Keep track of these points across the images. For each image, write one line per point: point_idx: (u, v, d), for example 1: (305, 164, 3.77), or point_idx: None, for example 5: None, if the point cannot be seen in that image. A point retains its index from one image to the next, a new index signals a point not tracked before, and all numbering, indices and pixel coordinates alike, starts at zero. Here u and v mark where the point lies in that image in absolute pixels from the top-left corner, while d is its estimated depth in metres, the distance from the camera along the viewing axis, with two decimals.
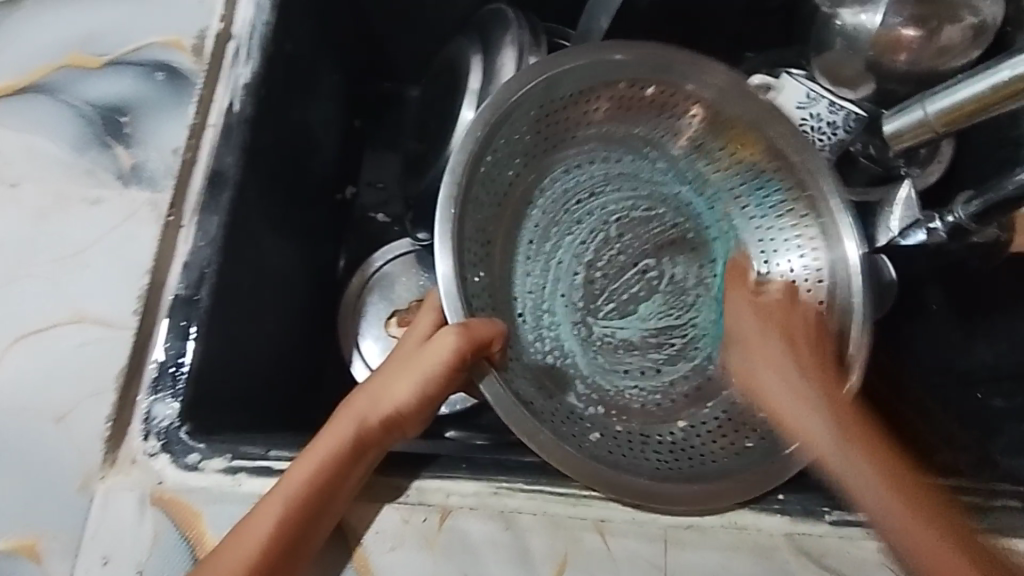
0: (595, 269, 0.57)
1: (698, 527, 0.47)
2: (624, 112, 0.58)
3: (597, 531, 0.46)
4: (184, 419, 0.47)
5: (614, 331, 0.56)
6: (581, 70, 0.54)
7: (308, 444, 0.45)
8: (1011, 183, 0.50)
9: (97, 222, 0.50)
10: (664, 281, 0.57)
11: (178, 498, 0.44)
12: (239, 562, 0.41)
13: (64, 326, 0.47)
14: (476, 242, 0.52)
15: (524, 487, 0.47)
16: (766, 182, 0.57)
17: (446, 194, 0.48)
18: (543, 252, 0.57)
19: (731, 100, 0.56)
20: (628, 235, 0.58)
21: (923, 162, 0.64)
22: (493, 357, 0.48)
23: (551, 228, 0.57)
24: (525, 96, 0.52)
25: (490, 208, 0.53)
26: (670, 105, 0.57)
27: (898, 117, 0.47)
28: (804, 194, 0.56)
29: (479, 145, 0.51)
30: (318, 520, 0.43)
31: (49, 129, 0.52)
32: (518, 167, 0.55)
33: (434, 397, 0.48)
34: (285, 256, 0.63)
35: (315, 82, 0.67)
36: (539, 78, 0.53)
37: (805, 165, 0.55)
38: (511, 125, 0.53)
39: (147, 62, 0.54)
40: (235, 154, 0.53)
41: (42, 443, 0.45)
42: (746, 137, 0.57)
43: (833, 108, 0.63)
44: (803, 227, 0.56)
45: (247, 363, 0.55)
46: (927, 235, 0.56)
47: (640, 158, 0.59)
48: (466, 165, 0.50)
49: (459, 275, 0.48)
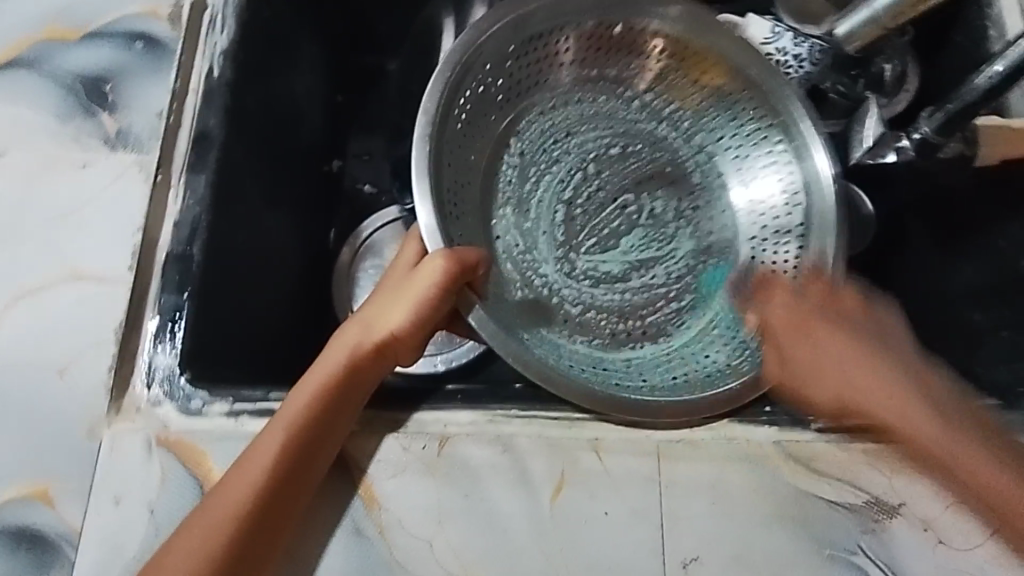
0: (574, 207, 0.59)
1: (690, 441, 0.48)
2: (597, 51, 0.59)
3: (592, 449, 0.47)
4: (184, 368, 0.48)
5: (597, 264, 0.58)
6: (548, 12, 0.55)
7: (303, 375, 0.47)
8: (965, 91, 0.53)
9: (87, 185, 0.51)
10: (643, 214, 0.60)
11: (183, 440, 0.45)
12: (259, 471, 0.43)
13: (61, 284, 0.49)
14: (455, 189, 0.53)
15: (519, 414, 0.49)
16: (738, 112, 0.59)
17: (421, 136, 0.49)
18: (525, 191, 0.59)
19: (702, 33, 0.57)
20: (606, 172, 0.61)
21: (890, 91, 0.66)
22: (474, 281, 0.49)
23: (530, 167, 0.59)
24: (495, 39, 0.54)
25: (465, 158, 0.55)
26: (636, 44, 0.59)
27: (849, 20, 0.57)
28: (777, 118, 0.57)
29: (453, 87, 0.52)
30: (325, 443, 0.45)
31: (34, 100, 0.53)
32: (494, 115, 0.57)
33: (428, 321, 0.49)
34: (275, 222, 0.64)
35: (294, 53, 0.68)
36: (505, 18, 0.54)
37: (774, 95, 0.57)
38: (482, 67, 0.54)
39: (128, 32, 0.56)
40: (218, 116, 0.54)
41: (47, 395, 0.46)
42: (715, 66, 0.58)
43: (797, 40, 0.62)
44: (778, 147, 0.57)
45: (246, 321, 0.57)
46: (898, 155, 0.58)
47: (614, 98, 0.61)
48: (441, 105, 0.51)
49: (443, 229, 0.49)
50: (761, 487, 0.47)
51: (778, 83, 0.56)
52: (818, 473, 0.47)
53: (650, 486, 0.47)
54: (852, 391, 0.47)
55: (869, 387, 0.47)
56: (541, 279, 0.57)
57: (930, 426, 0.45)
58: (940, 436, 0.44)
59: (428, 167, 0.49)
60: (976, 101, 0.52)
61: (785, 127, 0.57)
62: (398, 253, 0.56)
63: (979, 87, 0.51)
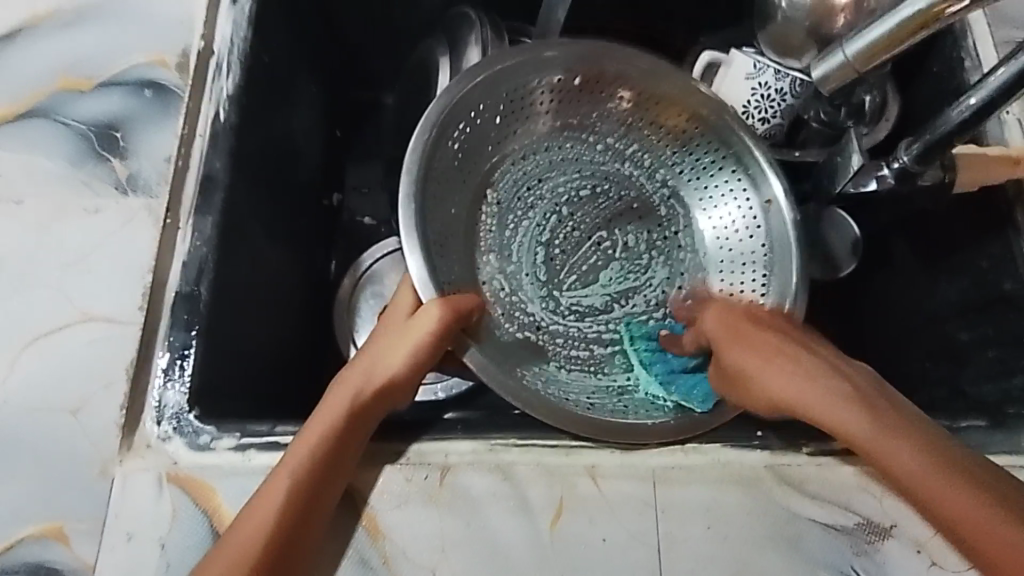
0: (552, 248, 0.62)
1: (684, 465, 0.49)
2: (562, 99, 0.60)
3: (589, 475, 0.49)
4: (192, 404, 0.49)
5: (579, 298, 0.61)
6: (518, 63, 0.57)
7: (304, 425, 0.47)
8: (942, 121, 0.55)
9: (98, 230, 0.53)
10: (618, 248, 0.62)
11: (192, 476, 0.47)
12: (267, 518, 0.44)
13: (74, 327, 0.50)
14: (442, 241, 0.56)
15: (518, 442, 0.50)
16: (695, 151, 0.61)
17: (405, 194, 0.52)
18: (504, 237, 0.61)
19: (660, 80, 0.59)
20: (579, 212, 0.63)
21: (871, 120, 0.69)
22: (468, 324, 0.53)
23: (508, 214, 0.61)
24: (464, 99, 0.56)
25: (448, 214, 0.57)
26: (602, 91, 0.60)
27: (821, 64, 0.51)
28: (731, 152, 0.59)
29: (428, 148, 0.54)
30: (325, 487, 0.46)
31: (48, 148, 0.55)
32: (465, 179, 0.59)
33: (424, 365, 0.51)
34: (277, 257, 0.66)
35: (294, 94, 0.71)
36: (474, 79, 0.56)
37: (722, 127, 0.59)
38: (454, 129, 0.56)
39: (136, 81, 0.58)
40: (223, 159, 0.57)
41: (61, 436, 0.48)
42: (668, 108, 0.60)
43: (779, 76, 0.67)
44: (738, 180, 0.59)
45: (251, 356, 0.59)
46: (878, 183, 0.60)
47: (579, 142, 0.63)
48: (421, 163, 0.53)
49: (431, 267, 0.52)
50: (755, 509, 0.48)
51: (734, 128, 0.58)
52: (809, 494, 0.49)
53: (647, 510, 0.48)
54: (811, 400, 0.46)
55: (876, 405, 0.45)
56: (527, 318, 0.59)
57: (908, 455, 0.42)
58: (913, 459, 0.42)
59: (415, 222, 0.52)
60: (953, 132, 0.55)
61: (740, 157, 0.59)
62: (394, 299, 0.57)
63: (956, 118, 0.54)
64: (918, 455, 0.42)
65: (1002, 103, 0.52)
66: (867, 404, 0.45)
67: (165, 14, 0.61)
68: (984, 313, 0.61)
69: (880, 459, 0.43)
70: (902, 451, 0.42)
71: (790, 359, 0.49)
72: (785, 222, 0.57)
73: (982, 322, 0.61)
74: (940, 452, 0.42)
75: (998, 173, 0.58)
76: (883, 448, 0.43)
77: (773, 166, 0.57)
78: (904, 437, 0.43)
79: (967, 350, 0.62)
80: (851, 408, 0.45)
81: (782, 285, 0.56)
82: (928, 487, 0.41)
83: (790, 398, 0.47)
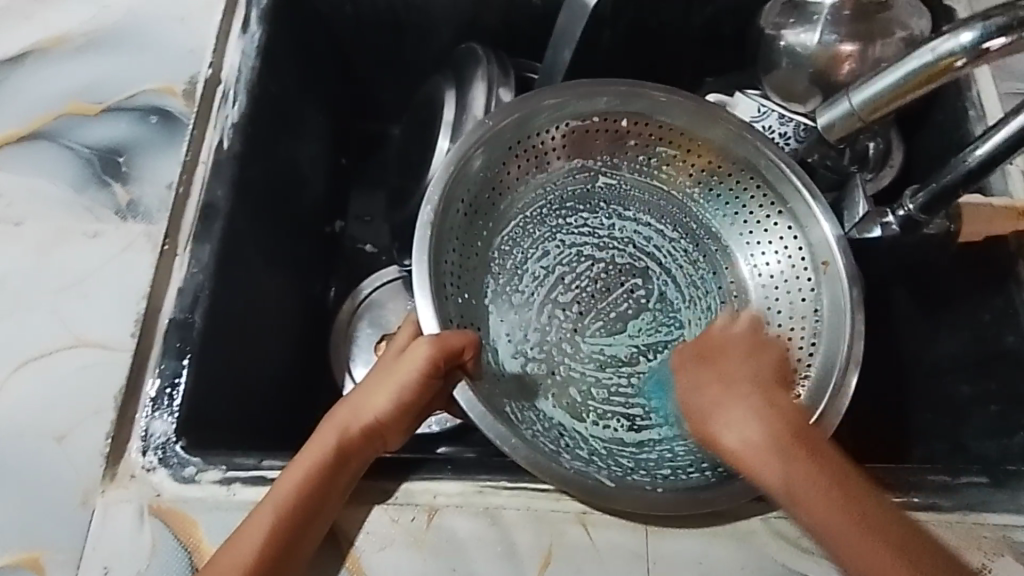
0: (582, 291, 0.60)
1: (676, 517, 0.48)
2: (598, 140, 0.61)
3: (579, 523, 0.48)
4: (180, 434, 0.49)
5: (602, 347, 0.59)
6: (552, 109, 0.58)
7: (294, 456, 0.47)
8: (949, 171, 0.55)
9: (96, 254, 0.53)
10: (651, 298, 0.61)
11: (174, 508, 0.46)
12: (256, 545, 0.43)
13: (66, 351, 0.50)
14: (458, 269, 0.56)
15: (508, 485, 0.49)
16: (747, 184, 0.60)
17: (422, 226, 0.53)
18: (532, 276, 0.60)
19: (703, 125, 0.59)
20: (607, 253, 0.62)
21: (875, 166, 0.69)
22: (466, 367, 0.51)
23: (539, 251, 0.61)
24: (494, 136, 0.57)
25: (469, 246, 0.57)
26: (638, 134, 0.61)
27: (827, 112, 0.51)
28: (786, 201, 0.58)
29: (454, 180, 0.55)
30: (312, 522, 0.45)
31: (52, 171, 0.56)
32: (496, 197, 0.59)
33: (412, 406, 0.50)
34: (274, 285, 0.65)
35: (300, 124, 0.71)
36: (508, 117, 0.57)
37: (780, 180, 0.58)
38: (481, 167, 0.57)
39: (143, 108, 0.59)
40: (225, 187, 0.57)
41: (45, 463, 0.47)
42: (716, 155, 0.60)
43: (783, 121, 0.67)
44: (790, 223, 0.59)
45: (239, 400, 0.57)
46: (882, 230, 0.60)
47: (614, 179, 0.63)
48: (442, 200, 0.54)
49: (438, 298, 0.52)
50: (749, 564, 0.47)
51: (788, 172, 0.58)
52: (804, 552, 0.47)
53: (638, 562, 0.47)
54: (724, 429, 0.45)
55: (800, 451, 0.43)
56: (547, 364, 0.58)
57: (776, 458, 0.43)
58: (807, 484, 0.42)
59: (429, 250, 0.52)
60: (957, 183, 0.54)
61: (796, 212, 0.58)
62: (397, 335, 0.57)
63: (959, 170, 0.54)
64: (869, 531, 0.41)
65: (1009, 155, 0.52)
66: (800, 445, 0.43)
67: (175, 43, 0.62)
68: (986, 368, 0.60)
69: (759, 467, 0.43)
70: (847, 532, 0.41)
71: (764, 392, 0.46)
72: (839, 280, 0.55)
73: (984, 376, 0.60)
74: (854, 489, 0.42)
75: (1001, 226, 0.58)
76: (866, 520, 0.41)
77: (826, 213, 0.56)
78: (852, 514, 0.41)
79: (970, 405, 0.61)
80: (762, 423, 0.44)
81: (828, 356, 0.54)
82: (796, 485, 0.42)
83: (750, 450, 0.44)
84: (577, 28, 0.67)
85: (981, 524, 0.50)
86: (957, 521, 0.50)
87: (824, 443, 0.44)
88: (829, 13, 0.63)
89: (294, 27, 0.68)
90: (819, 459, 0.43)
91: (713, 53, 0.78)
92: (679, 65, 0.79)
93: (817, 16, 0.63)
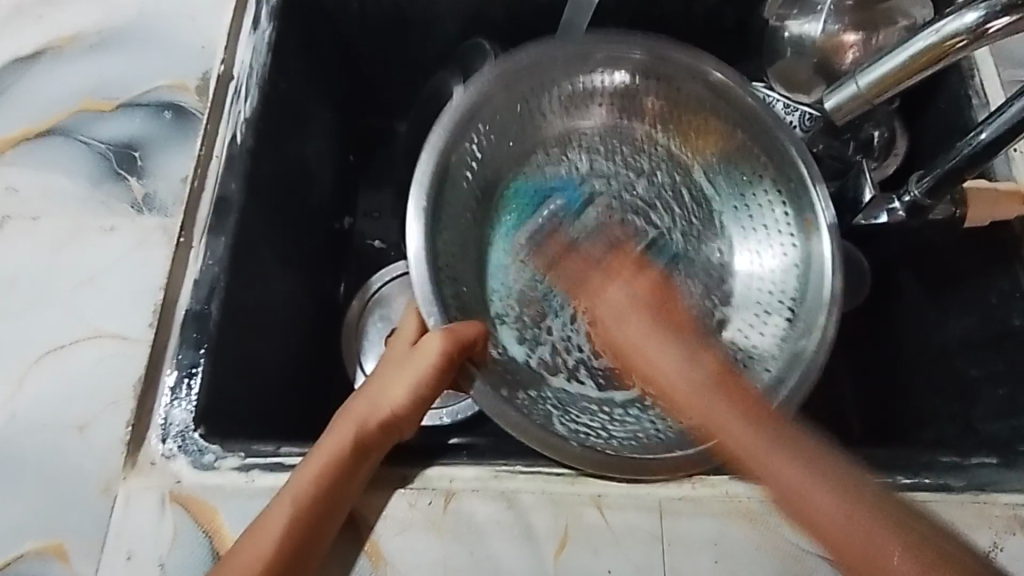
0: (569, 256, 0.61)
1: (690, 498, 0.49)
2: (591, 104, 0.62)
3: (594, 505, 0.48)
4: (198, 423, 0.49)
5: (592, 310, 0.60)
6: (546, 67, 0.59)
7: (313, 446, 0.48)
8: (953, 155, 0.55)
9: (113, 248, 0.54)
10: (639, 260, 0.62)
11: (195, 496, 0.47)
12: (277, 530, 0.44)
13: (85, 343, 0.51)
14: (452, 229, 0.55)
15: (523, 469, 0.49)
16: (734, 155, 0.62)
17: (418, 195, 0.52)
18: (521, 241, 0.61)
19: (692, 88, 0.61)
20: (597, 217, 0.62)
21: (880, 154, 0.70)
22: (476, 355, 0.51)
23: (530, 219, 0.61)
24: (490, 99, 0.57)
25: (463, 205, 0.57)
26: (630, 97, 0.62)
27: (835, 95, 0.49)
28: (773, 166, 0.60)
29: (449, 142, 0.54)
30: (332, 506, 0.46)
31: (67, 166, 0.57)
32: (490, 156, 0.59)
33: (425, 399, 0.52)
34: (286, 281, 0.66)
35: (309, 120, 0.72)
36: (507, 76, 0.57)
37: (766, 137, 0.60)
38: (478, 124, 0.57)
39: (157, 104, 0.60)
40: (238, 181, 0.57)
41: (66, 453, 0.48)
42: (703, 119, 0.62)
43: (789, 110, 0.67)
44: (779, 201, 0.60)
45: (255, 391, 0.58)
46: (888, 216, 0.61)
47: (608, 142, 0.64)
48: (439, 158, 0.54)
49: (432, 266, 0.51)
50: (763, 544, 0.47)
51: (776, 136, 0.59)
52: None
53: (653, 543, 0.47)
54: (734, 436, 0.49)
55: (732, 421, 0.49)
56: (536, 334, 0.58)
57: (808, 476, 0.46)
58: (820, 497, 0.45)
59: (426, 211, 0.52)
60: (961, 166, 0.55)
61: (780, 169, 0.59)
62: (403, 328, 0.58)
63: (963, 153, 0.54)
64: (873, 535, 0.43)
65: (1012, 137, 0.52)
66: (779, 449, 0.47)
67: (187, 40, 0.63)
68: (992, 350, 0.61)
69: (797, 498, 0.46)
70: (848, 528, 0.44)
71: (718, 395, 0.51)
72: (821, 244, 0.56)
73: (991, 358, 0.61)
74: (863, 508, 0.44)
75: (1006, 210, 0.58)
76: (752, 455, 0.47)
77: (817, 185, 0.58)
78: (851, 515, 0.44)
79: (975, 387, 0.61)
80: (749, 434, 0.48)
81: (806, 328, 0.55)
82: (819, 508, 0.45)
83: (711, 423, 0.50)
84: None
85: (991, 502, 0.51)
86: (968, 500, 0.51)
87: (781, 451, 0.47)
88: (832, 3, 0.64)
89: (302, 25, 0.69)
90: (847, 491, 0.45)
91: (716, 47, 0.78)
92: None
93: (820, 7, 0.65)
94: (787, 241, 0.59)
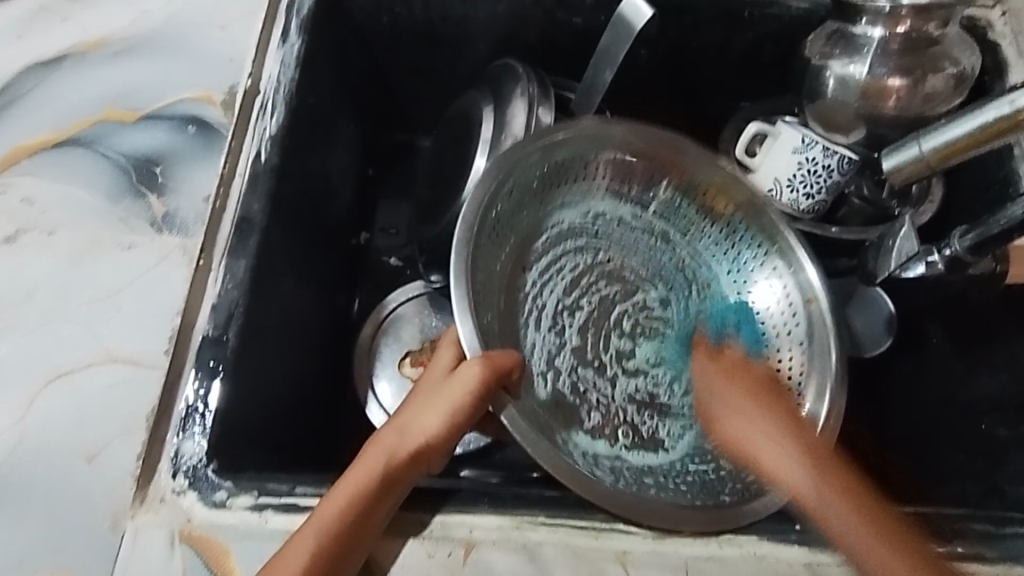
0: (588, 322, 0.60)
1: (719, 559, 0.47)
2: (608, 179, 0.62)
3: (619, 562, 0.46)
4: (211, 457, 0.47)
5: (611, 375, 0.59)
6: (571, 137, 0.58)
7: (341, 476, 0.46)
8: (1002, 217, 0.53)
9: (131, 266, 0.52)
10: (652, 328, 0.62)
11: (206, 535, 0.45)
12: (294, 571, 0.42)
13: (97, 366, 0.49)
14: (485, 290, 0.53)
15: (546, 520, 0.48)
16: (733, 234, 0.63)
17: (455, 250, 0.50)
18: (547, 305, 0.59)
19: (697, 169, 0.61)
20: (612, 288, 0.62)
21: (915, 201, 0.68)
22: (511, 381, 0.50)
23: (549, 281, 0.60)
24: (521, 162, 0.55)
25: (493, 263, 0.55)
26: (647, 174, 0.62)
27: (893, 155, 0.49)
28: (774, 245, 0.61)
29: (483, 203, 0.53)
30: (357, 543, 0.44)
31: (86, 178, 0.55)
32: (515, 220, 0.57)
33: (459, 426, 0.50)
34: (304, 302, 0.64)
35: (332, 135, 0.70)
36: (533, 142, 0.56)
37: (767, 222, 0.61)
38: (506, 190, 0.55)
39: (181, 116, 0.58)
40: (262, 202, 0.55)
41: (73, 484, 0.46)
42: (721, 196, 0.62)
43: (828, 152, 0.64)
44: (775, 271, 0.61)
45: (268, 417, 0.56)
46: (926, 268, 0.58)
47: (619, 217, 0.63)
48: (473, 221, 0.52)
49: (474, 318, 0.50)
50: None
51: (769, 217, 0.61)
52: None
53: None
54: (771, 467, 0.52)
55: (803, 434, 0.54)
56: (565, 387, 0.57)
57: (838, 514, 0.48)
58: (871, 542, 0.46)
59: (464, 272, 0.50)
60: (1010, 227, 0.52)
61: (782, 250, 0.61)
62: (433, 353, 0.55)
63: (1014, 215, 0.52)
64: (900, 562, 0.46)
65: None
66: (841, 498, 0.49)
67: (214, 51, 0.61)
68: None
69: (810, 505, 0.49)
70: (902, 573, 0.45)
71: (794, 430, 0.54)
72: (823, 320, 0.58)
73: None
74: (892, 540, 0.47)
75: None
76: (812, 498, 0.49)
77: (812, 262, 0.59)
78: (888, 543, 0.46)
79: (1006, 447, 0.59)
80: (787, 446, 0.53)
81: (818, 385, 0.57)
82: (862, 541, 0.46)
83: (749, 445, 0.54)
84: (620, 51, 0.63)
85: None
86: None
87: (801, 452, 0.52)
88: (878, 46, 0.62)
89: (332, 39, 0.68)
90: (891, 535, 0.47)
91: (751, 81, 0.77)
92: (715, 90, 0.78)
93: (866, 48, 0.62)
94: (791, 305, 0.60)
